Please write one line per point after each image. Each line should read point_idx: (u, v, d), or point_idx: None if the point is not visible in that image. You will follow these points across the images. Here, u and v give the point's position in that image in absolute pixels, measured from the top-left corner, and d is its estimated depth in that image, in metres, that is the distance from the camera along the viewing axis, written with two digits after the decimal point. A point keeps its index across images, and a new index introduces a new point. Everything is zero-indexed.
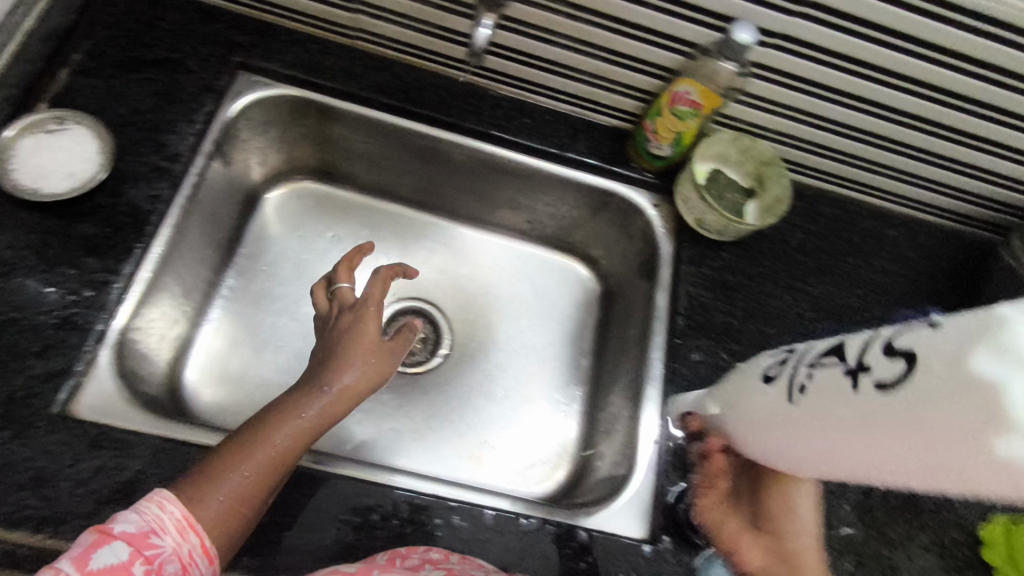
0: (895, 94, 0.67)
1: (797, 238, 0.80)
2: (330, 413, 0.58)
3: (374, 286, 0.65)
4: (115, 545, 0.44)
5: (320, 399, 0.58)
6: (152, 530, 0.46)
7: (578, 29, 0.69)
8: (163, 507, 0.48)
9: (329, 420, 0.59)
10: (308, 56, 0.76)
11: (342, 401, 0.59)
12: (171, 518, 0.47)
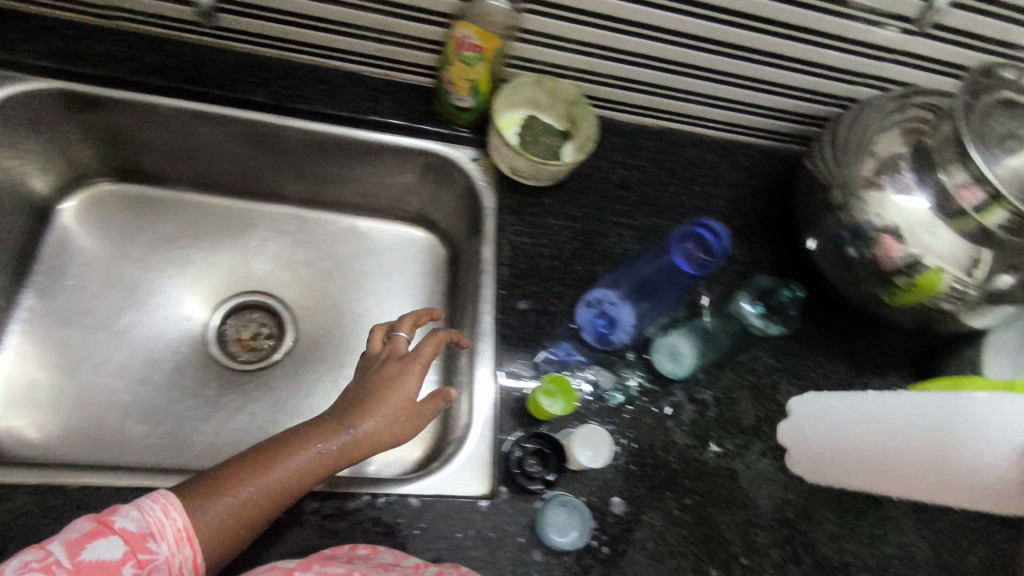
0: (671, 16, 0.67)
1: (618, 174, 0.81)
2: (341, 455, 0.58)
3: (427, 343, 0.64)
4: (112, 541, 0.47)
5: (341, 437, 0.59)
6: (152, 534, 0.49)
7: None
8: (167, 513, 0.51)
9: (336, 463, 0.59)
10: (64, 43, 0.70)
11: (351, 444, 0.59)
12: (172, 526, 0.50)
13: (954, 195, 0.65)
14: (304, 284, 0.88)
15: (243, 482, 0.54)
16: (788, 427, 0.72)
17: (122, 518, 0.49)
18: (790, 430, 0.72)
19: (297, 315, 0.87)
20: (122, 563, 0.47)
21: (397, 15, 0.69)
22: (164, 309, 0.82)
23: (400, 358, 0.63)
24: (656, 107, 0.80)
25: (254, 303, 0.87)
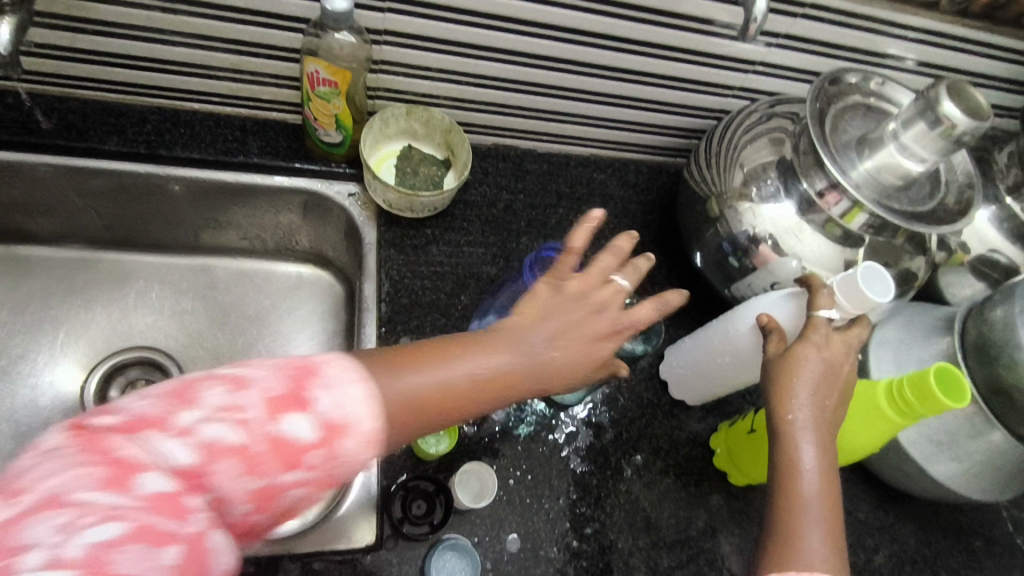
0: (526, 40, 0.67)
1: (504, 200, 0.80)
2: (478, 382, 0.46)
3: (643, 308, 0.53)
4: (175, 445, 0.35)
5: (505, 360, 0.47)
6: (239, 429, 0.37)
7: (183, 23, 0.64)
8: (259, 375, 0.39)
9: (506, 388, 0.47)
10: None
11: (484, 376, 0.46)
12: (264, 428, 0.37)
13: (818, 202, 0.65)
14: (190, 335, 0.83)
15: (406, 369, 0.45)
16: (666, 362, 0.74)
17: (251, 385, 0.38)
18: (670, 374, 0.73)
19: (186, 369, 0.82)
20: (181, 495, 0.34)
21: (247, 54, 0.67)
22: (33, 373, 0.77)
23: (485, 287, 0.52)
24: (534, 128, 0.80)
25: (136, 360, 0.81)
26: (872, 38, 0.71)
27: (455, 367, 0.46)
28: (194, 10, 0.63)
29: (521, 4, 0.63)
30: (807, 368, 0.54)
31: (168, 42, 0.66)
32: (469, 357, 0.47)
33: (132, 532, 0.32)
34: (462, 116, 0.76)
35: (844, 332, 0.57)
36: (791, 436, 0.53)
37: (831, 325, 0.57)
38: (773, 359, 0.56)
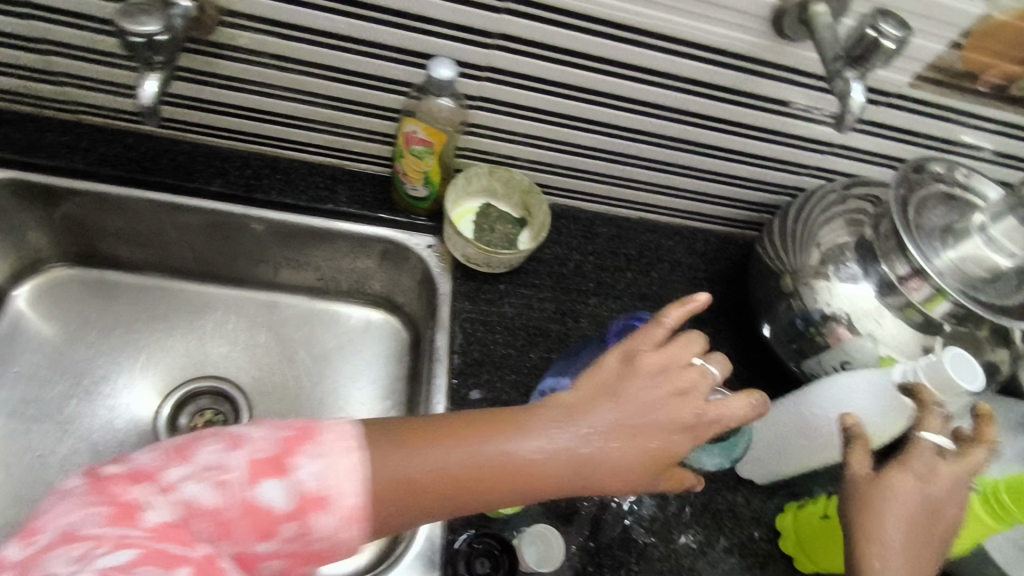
0: (615, 112, 0.70)
1: (574, 261, 0.82)
2: (501, 465, 0.46)
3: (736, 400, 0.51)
4: (198, 483, 0.41)
5: (539, 451, 0.47)
6: (323, 496, 0.42)
7: (295, 80, 0.66)
8: (227, 450, 0.42)
9: (547, 481, 0.47)
10: (24, 136, 0.71)
11: (528, 465, 0.47)
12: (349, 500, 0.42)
13: (900, 286, 0.65)
14: (261, 369, 0.86)
15: (408, 459, 0.45)
16: None
17: (245, 446, 0.43)
18: (740, 458, 0.72)
19: (253, 402, 0.84)
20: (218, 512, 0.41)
21: (346, 111, 0.70)
22: (113, 394, 0.80)
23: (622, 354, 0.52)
24: (609, 193, 0.82)
25: (207, 389, 0.84)
26: (954, 128, 0.72)
27: (448, 451, 0.46)
28: (307, 70, 0.65)
29: (614, 80, 0.66)
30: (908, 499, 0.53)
31: (276, 97, 0.69)
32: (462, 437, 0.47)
33: (142, 556, 0.38)
34: (542, 177, 0.79)
35: (954, 459, 0.55)
36: (864, 550, 0.52)
37: (939, 451, 0.55)
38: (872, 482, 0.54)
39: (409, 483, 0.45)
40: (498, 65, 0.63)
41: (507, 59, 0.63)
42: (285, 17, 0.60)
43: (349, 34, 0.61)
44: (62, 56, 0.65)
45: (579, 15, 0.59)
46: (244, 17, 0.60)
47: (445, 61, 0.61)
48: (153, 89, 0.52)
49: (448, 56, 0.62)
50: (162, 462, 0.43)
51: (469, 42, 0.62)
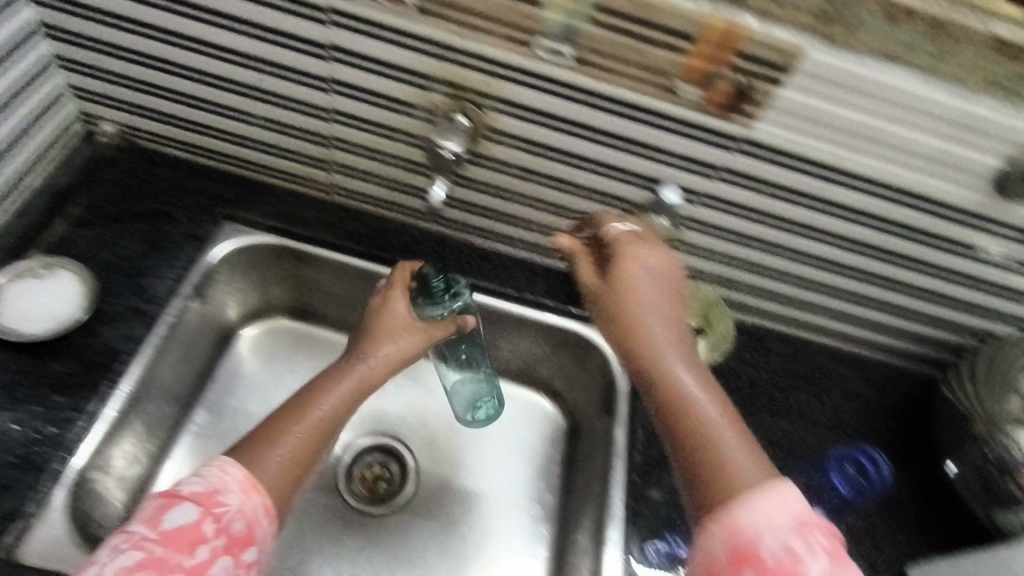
0: (812, 242, 0.75)
1: (748, 375, 0.85)
2: (358, 390, 0.64)
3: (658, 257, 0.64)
4: (183, 508, 0.47)
5: (409, 328, 0.70)
6: (217, 491, 0.49)
7: (530, 189, 0.74)
8: (228, 471, 0.51)
9: (386, 367, 0.67)
10: (289, 209, 0.83)
11: (360, 378, 0.65)
12: (234, 480, 0.51)
13: None
14: (430, 433, 0.93)
15: (275, 436, 0.56)
16: None
17: (181, 496, 0.48)
18: None
19: (419, 462, 0.91)
20: (201, 523, 0.47)
21: (567, 217, 0.77)
22: None
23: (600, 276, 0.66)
24: (783, 313, 0.87)
25: (382, 445, 0.91)
26: None
27: (306, 403, 0.60)
28: (544, 182, 0.73)
29: (821, 217, 0.72)
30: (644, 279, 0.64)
31: (508, 198, 0.77)
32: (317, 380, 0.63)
33: (144, 559, 0.44)
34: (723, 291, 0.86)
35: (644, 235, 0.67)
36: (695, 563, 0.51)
37: None
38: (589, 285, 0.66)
39: (292, 406, 0.60)
40: (717, 193, 0.70)
41: (729, 190, 0.70)
42: (539, 139, 0.68)
43: (594, 156, 0.68)
44: (343, 152, 0.76)
45: (803, 159, 0.66)
46: (507, 136, 0.68)
47: (672, 186, 0.69)
48: (441, 193, 0.69)
49: (674, 181, 0.70)
50: (146, 511, 0.47)
51: (697, 173, 0.68)
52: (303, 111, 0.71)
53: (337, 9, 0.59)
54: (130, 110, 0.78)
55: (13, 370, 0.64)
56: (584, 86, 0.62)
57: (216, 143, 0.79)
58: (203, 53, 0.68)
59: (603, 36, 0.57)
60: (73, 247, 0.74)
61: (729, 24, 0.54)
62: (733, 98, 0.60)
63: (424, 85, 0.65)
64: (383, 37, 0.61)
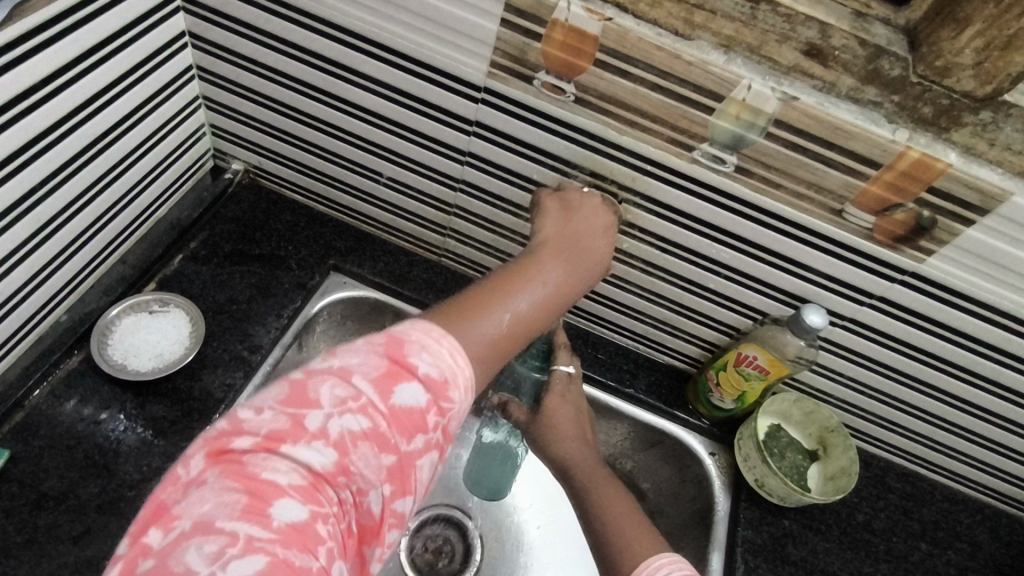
0: (967, 386, 0.67)
1: (863, 514, 0.76)
2: (567, 295, 0.53)
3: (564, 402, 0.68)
4: (414, 388, 0.41)
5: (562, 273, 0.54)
6: (450, 382, 0.42)
7: (652, 282, 0.71)
8: (456, 359, 0.43)
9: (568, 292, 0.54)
10: (398, 267, 0.82)
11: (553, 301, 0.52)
12: (462, 374, 0.43)
13: None
14: (499, 513, 0.85)
15: (485, 308, 0.47)
16: None
17: (407, 376, 0.41)
18: None
19: (485, 544, 0.83)
20: (428, 413, 0.41)
21: (685, 315, 0.73)
22: None
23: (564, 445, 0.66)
24: (912, 450, 0.78)
25: (447, 518, 0.84)
26: None
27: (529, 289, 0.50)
28: (667, 278, 0.69)
29: (982, 360, 0.64)
30: (568, 441, 0.66)
31: (624, 289, 0.73)
32: (543, 286, 0.51)
33: (369, 432, 0.40)
34: (845, 415, 0.77)
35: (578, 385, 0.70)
36: None
37: None
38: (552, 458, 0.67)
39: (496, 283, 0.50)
40: (863, 319, 0.64)
41: (877, 318, 0.63)
42: (675, 238, 0.64)
43: (732, 264, 0.64)
44: (462, 219, 0.75)
45: (981, 304, 0.59)
46: (638, 229, 0.65)
47: (815, 307, 0.62)
48: None
49: (817, 302, 0.64)
50: (376, 369, 0.41)
51: (844, 297, 0.63)
52: (433, 176, 0.71)
53: (491, 90, 0.59)
54: (262, 153, 0.80)
55: (119, 405, 0.65)
56: (737, 196, 0.58)
57: (338, 194, 0.80)
58: (346, 113, 0.69)
59: (774, 150, 0.53)
60: (186, 283, 0.74)
61: (923, 155, 0.49)
62: (910, 231, 0.54)
63: (567, 171, 0.63)
64: (533, 122, 0.60)
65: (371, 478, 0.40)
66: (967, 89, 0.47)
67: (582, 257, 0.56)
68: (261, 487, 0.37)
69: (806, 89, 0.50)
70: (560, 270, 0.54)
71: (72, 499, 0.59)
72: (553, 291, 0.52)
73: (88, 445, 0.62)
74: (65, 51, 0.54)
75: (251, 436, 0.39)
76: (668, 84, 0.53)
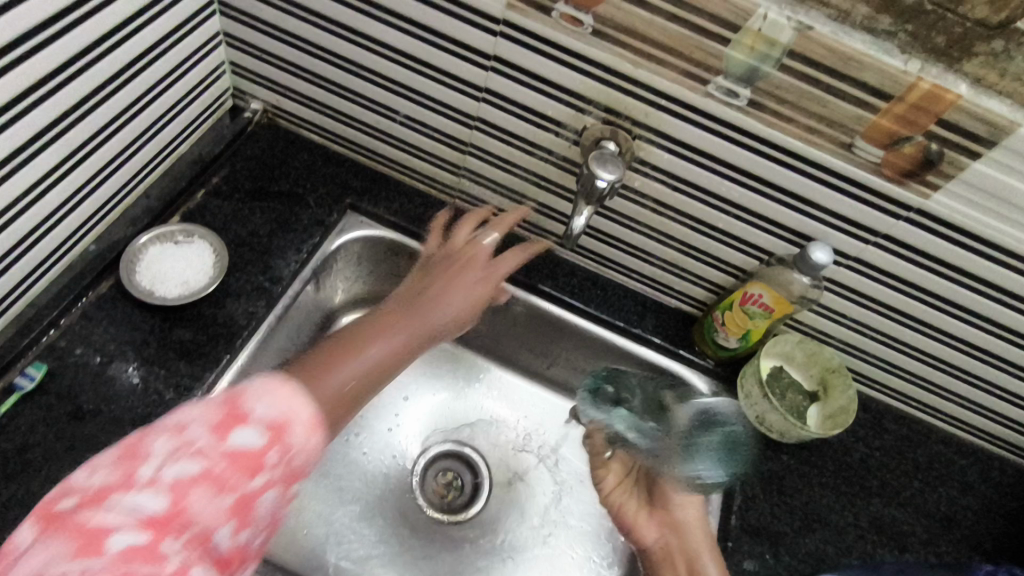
0: (968, 327, 0.69)
1: (860, 452, 0.79)
2: (440, 337, 0.62)
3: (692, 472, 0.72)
4: (151, 494, 0.37)
5: (445, 315, 0.62)
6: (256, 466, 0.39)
7: (661, 221, 0.72)
8: (303, 406, 0.41)
9: (433, 331, 0.61)
10: (413, 207, 0.84)
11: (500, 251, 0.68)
12: (195, 434, 0.39)
13: None
14: (507, 449, 0.88)
15: (330, 366, 0.51)
16: None
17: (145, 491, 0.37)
18: None
19: (493, 477, 0.87)
20: (196, 486, 0.38)
21: (693, 257, 0.75)
22: (385, 439, 0.86)
23: (618, 481, 0.75)
24: (910, 393, 0.80)
25: (457, 453, 0.87)
26: None
27: (383, 343, 0.56)
28: (677, 217, 0.71)
29: (982, 299, 0.65)
30: (415, 286, 0.63)
31: (633, 229, 0.75)
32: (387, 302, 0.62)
33: (106, 487, 0.37)
34: (847, 358, 0.80)
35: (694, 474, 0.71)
36: None
37: None
38: (425, 295, 0.63)
39: (409, 295, 0.62)
40: (867, 258, 0.66)
41: (881, 256, 0.65)
42: (687, 176, 0.66)
43: (741, 202, 0.66)
44: (476, 158, 0.77)
45: (985, 241, 0.60)
46: (652, 166, 0.66)
47: (822, 245, 0.64)
48: (582, 224, 0.64)
49: (823, 241, 0.65)
50: (111, 457, 0.39)
51: (850, 235, 0.64)
52: (448, 114, 0.72)
53: (510, 22, 0.60)
54: (281, 92, 0.81)
55: (145, 331, 0.68)
56: (749, 130, 0.59)
57: (355, 134, 0.81)
58: (365, 48, 0.70)
59: (788, 82, 0.54)
60: (208, 216, 0.76)
61: (934, 87, 0.50)
62: (918, 166, 0.56)
63: (582, 106, 0.64)
64: (550, 55, 0.61)
65: (209, 521, 0.38)
66: (980, 16, 0.47)
67: (463, 303, 0.64)
68: (89, 534, 0.35)
69: (821, 18, 0.50)
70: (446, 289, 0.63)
71: (105, 413, 0.63)
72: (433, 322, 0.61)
73: (118, 365, 0.65)
74: None
75: (81, 494, 0.37)
76: (686, 14, 0.53)
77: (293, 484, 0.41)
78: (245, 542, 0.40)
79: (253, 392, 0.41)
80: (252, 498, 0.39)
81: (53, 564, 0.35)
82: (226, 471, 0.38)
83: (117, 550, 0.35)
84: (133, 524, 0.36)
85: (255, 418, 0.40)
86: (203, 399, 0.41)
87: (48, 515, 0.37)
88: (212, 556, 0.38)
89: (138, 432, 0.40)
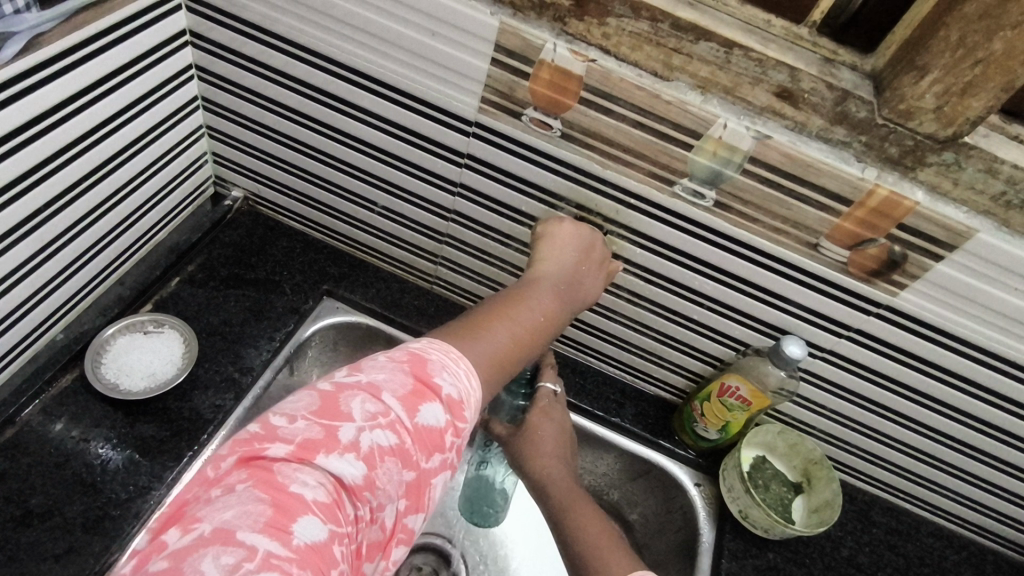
0: (948, 421, 0.68)
1: (847, 548, 0.76)
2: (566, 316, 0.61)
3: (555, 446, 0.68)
4: (308, 518, 0.39)
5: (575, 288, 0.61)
6: (378, 488, 0.42)
7: (636, 312, 0.72)
8: (471, 378, 0.48)
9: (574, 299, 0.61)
10: (390, 293, 0.84)
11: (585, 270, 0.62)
12: (359, 404, 0.43)
13: None
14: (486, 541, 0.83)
15: (478, 335, 0.52)
16: None
17: (272, 523, 0.38)
18: None
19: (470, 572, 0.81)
20: (330, 514, 0.40)
21: (669, 345, 0.75)
22: None
23: None
24: (896, 484, 0.78)
25: (431, 546, 0.82)
26: None
27: (533, 313, 0.57)
28: (650, 308, 0.71)
29: (958, 394, 0.65)
30: (563, 255, 0.61)
31: (609, 318, 0.75)
32: (495, 303, 0.57)
33: (225, 528, 0.37)
34: (829, 448, 0.78)
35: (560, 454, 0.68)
36: None
37: None
38: (563, 271, 0.61)
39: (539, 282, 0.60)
40: (840, 351, 0.66)
41: (853, 349, 0.65)
42: (659, 269, 0.66)
43: (712, 294, 0.66)
44: (452, 247, 0.77)
45: (955, 338, 0.60)
46: (624, 260, 0.67)
47: (795, 339, 0.64)
48: None
49: (796, 334, 0.66)
50: (244, 474, 0.40)
51: (821, 328, 0.64)
52: (425, 206, 0.73)
53: (482, 124, 0.62)
54: (261, 182, 0.82)
55: (108, 426, 0.66)
56: (715, 228, 0.60)
57: (334, 222, 0.82)
58: (344, 143, 0.71)
59: (750, 185, 0.55)
60: (180, 304, 0.76)
61: (891, 194, 0.52)
62: (883, 265, 0.56)
63: (554, 202, 0.65)
64: (522, 155, 0.63)
65: (390, 493, 0.43)
66: (930, 131, 0.49)
67: (580, 273, 0.62)
68: (278, 505, 0.38)
69: (779, 129, 0.52)
70: (540, 294, 0.58)
71: (56, 516, 0.60)
72: (555, 313, 0.59)
73: (75, 464, 0.63)
74: (98, 67, 0.58)
75: (284, 444, 0.41)
76: (648, 122, 0.55)
77: (454, 466, 0.48)
78: (407, 526, 0.45)
79: (436, 364, 0.47)
80: (426, 473, 0.45)
81: (255, 520, 0.37)
82: (410, 447, 0.43)
83: (314, 503, 0.39)
84: (319, 517, 0.39)
85: (442, 393, 0.46)
86: (387, 358, 0.46)
87: (260, 459, 0.40)
88: (377, 520, 0.43)
89: (330, 387, 0.44)
